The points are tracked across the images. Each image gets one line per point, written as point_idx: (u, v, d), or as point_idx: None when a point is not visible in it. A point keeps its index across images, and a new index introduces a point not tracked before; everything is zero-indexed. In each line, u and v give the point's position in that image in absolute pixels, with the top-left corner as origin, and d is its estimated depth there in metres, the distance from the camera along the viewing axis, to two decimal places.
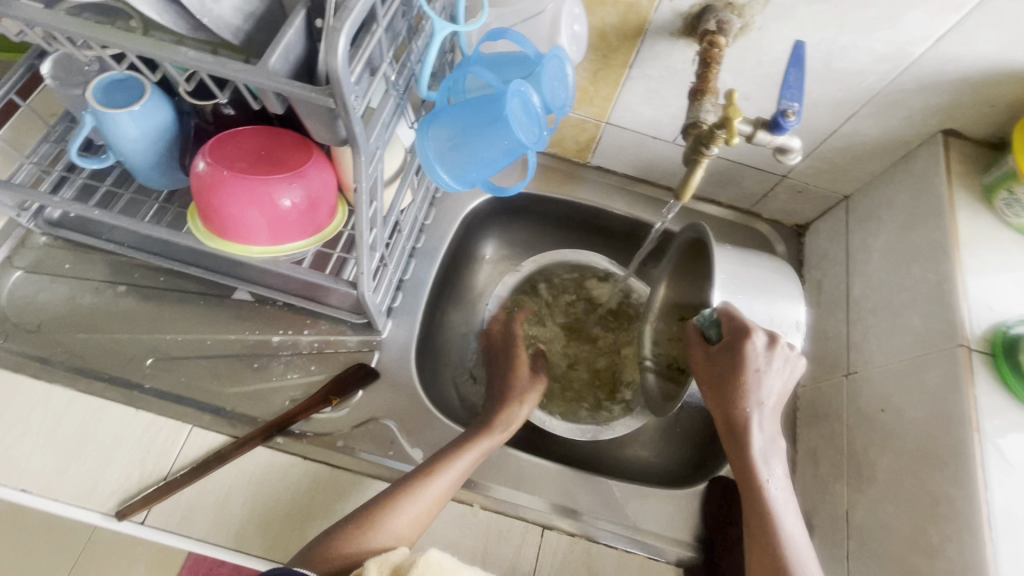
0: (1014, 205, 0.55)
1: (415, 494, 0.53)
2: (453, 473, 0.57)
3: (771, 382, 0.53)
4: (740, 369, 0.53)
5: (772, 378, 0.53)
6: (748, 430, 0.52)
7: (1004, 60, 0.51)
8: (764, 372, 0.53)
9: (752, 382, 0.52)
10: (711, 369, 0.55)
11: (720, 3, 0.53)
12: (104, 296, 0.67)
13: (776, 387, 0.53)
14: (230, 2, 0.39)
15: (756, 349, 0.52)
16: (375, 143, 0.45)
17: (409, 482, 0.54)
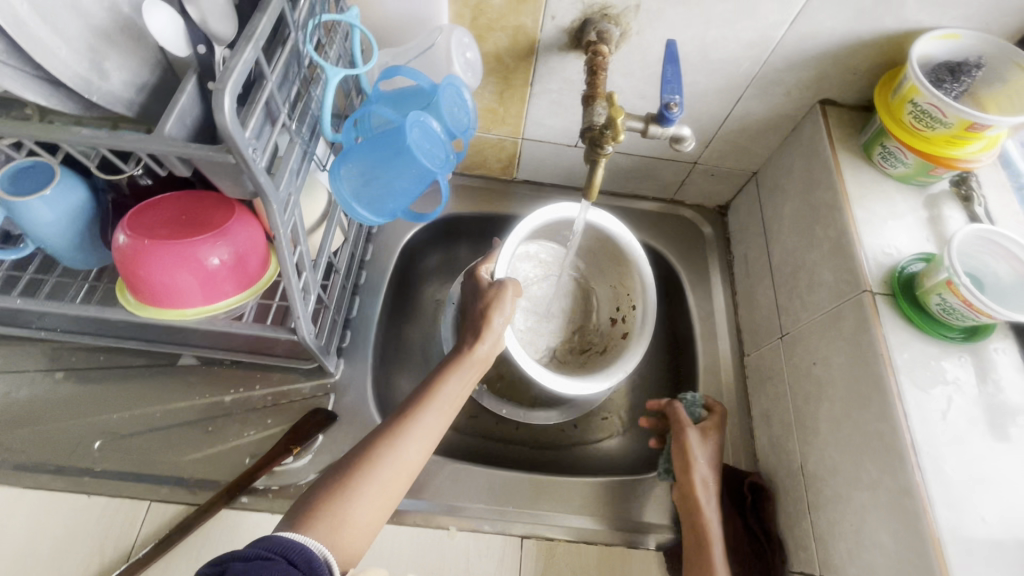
0: (889, 157, 0.60)
1: (398, 440, 0.51)
2: (434, 407, 0.54)
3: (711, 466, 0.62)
4: (694, 457, 0.62)
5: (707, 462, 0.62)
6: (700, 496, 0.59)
7: (853, 31, 0.57)
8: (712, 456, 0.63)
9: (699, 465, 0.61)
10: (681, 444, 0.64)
11: (597, 15, 0.58)
12: (42, 385, 0.65)
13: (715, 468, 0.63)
14: (119, 78, 0.40)
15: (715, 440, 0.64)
16: (286, 190, 0.46)
17: (388, 429, 0.52)
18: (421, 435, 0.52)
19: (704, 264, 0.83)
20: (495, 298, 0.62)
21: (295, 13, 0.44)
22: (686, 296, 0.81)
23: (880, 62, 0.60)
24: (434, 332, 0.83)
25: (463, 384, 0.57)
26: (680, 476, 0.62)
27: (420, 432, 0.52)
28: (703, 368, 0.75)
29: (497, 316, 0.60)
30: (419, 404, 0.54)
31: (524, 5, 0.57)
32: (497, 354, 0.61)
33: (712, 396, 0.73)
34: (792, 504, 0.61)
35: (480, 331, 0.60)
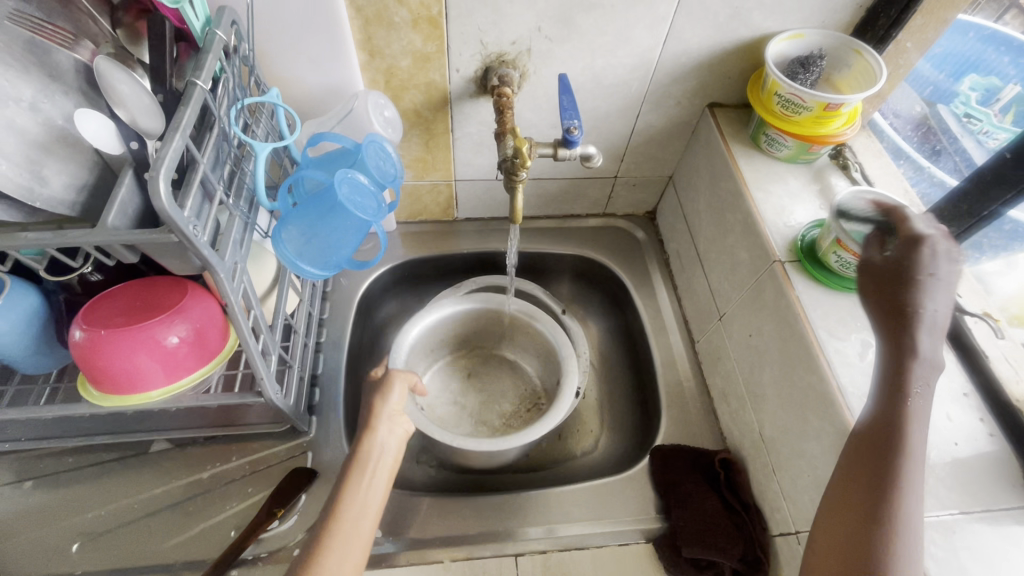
0: (773, 143, 0.68)
1: (322, 560, 0.49)
2: (350, 513, 0.52)
3: (947, 287, 0.45)
4: (930, 277, 0.45)
5: (945, 293, 0.45)
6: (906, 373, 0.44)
7: (718, 43, 0.65)
8: (937, 278, 0.45)
9: (934, 289, 0.45)
10: (881, 280, 0.48)
11: (496, 63, 0.65)
12: (11, 499, 0.65)
13: (940, 297, 0.45)
14: (59, 181, 0.44)
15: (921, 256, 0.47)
16: (231, 260, 0.49)
17: (308, 552, 0.49)
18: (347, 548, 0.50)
19: (645, 266, 0.89)
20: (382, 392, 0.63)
21: (218, 100, 0.49)
22: (633, 298, 0.86)
23: (748, 65, 0.69)
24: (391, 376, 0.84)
25: (373, 482, 0.55)
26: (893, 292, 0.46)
27: (344, 546, 0.50)
28: (661, 361, 0.79)
29: (386, 401, 0.62)
30: (331, 511, 0.52)
31: (430, 63, 0.64)
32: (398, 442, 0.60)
33: (673, 385, 0.77)
34: (760, 470, 0.64)
35: (371, 421, 0.60)
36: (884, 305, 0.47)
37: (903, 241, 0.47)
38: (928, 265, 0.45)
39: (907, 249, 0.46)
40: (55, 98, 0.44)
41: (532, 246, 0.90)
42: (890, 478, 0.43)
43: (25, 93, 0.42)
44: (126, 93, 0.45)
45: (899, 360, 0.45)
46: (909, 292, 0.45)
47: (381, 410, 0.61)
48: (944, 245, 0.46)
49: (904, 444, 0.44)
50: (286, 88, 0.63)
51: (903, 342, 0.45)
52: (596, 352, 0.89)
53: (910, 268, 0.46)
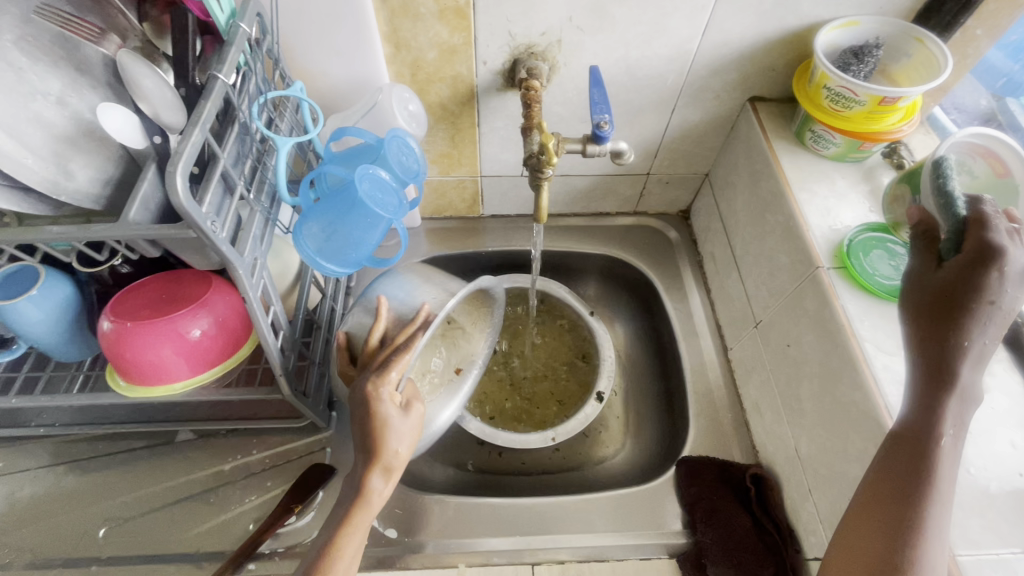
0: (819, 140, 0.64)
1: None
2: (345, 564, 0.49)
3: (1000, 313, 0.41)
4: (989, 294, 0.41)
5: (997, 328, 0.41)
6: (952, 379, 0.41)
7: (762, 32, 0.61)
8: (997, 308, 0.41)
9: (990, 311, 0.41)
10: (939, 285, 0.43)
11: (525, 55, 0.62)
12: (45, 482, 0.67)
13: (999, 322, 0.41)
14: (85, 175, 0.44)
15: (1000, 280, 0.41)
16: (251, 256, 0.49)
17: None
18: None
19: (676, 268, 0.85)
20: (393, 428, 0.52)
21: (241, 94, 0.49)
22: (663, 301, 0.82)
23: (794, 57, 0.65)
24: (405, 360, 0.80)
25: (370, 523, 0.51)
26: (939, 305, 0.42)
27: None
28: (690, 368, 0.75)
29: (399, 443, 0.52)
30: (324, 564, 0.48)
31: (456, 56, 0.62)
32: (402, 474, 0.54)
33: (702, 394, 0.73)
34: (794, 489, 0.60)
35: (382, 462, 0.51)
36: (922, 311, 0.43)
37: (964, 255, 0.43)
38: (991, 287, 0.41)
39: (974, 258, 0.42)
40: (82, 92, 0.44)
41: (558, 245, 0.87)
42: (922, 498, 0.40)
43: (53, 87, 0.43)
44: (149, 88, 0.44)
45: (941, 377, 0.41)
46: (960, 304, 0.41)
47: (387, 458, 0.51)
48: (1019, 267, 0.41)
49: (937, 462, 0.40)
50: (311, 82, 0.62)
51: (948, 355, 0.41)
52: (622, 355, 0.86)
53: (968, 280, 0.42)
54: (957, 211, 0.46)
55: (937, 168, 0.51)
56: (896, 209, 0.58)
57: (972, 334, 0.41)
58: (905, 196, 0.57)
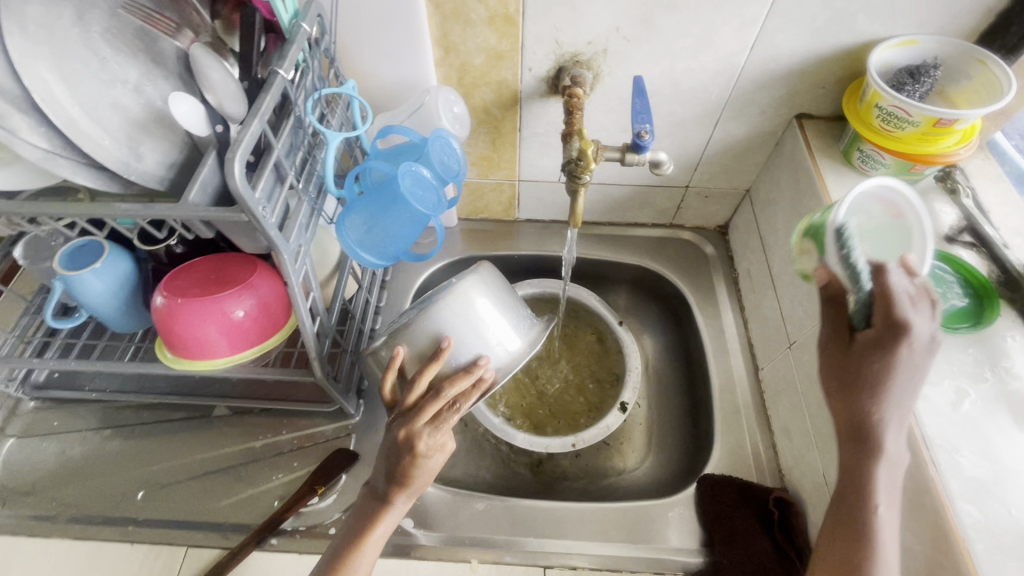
0: (867, 161, 0.62)
1: None
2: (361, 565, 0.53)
3: (914, 377, 0.42)
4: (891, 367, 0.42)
5: (910, 398, 0.43)
6: (882, 443, 0.43)
7: (813, 49, 0.60)
8: (909, 382, 0.42)
9: (893, 383, 0.42)
10: (847, 360, 0.45)
11: (570, 63, 0.63)
12: (92, 443, 0.71)
13: (910, 388, 0.42)
14: (153, 158, 0.47)
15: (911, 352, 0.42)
16: (296, 242, 0.51)
17: None
18: None
19: (710, 283, 0.84)
20: (423, 468, 0.53)
21: (297, 89, 0.51)
22: (694, 316, 0.82)
23: (846, 74, 0.63)
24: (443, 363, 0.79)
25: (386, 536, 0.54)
26: (858, 384, 0.44)
27: None
28: (718, 385, 0.74)
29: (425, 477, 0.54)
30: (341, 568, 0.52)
31: (503, 61, 0.64)
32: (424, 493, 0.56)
33: (730, 413, 0.72)
34: (820, 517, 0.58)
35: (407, 489, 0.53)
36: (835, 382, 0.46)
37: (873, 330, 0.43)
38: (898, 359, 0.42)
39: (880, 330, 0.43)
40: (156, 82, 0.48)
41: (592, 252, 0.88)
42: (862, 571, 0.42)
43: (131, 76, 0.46)
44: (216, 79, 0.48)
45: (867, 450, 0.43)
46: (863, 378, 0.43)
47: (413, 488, 0.54)
48: (925, 344, 0.42)
49: (874, 535, 0.43)
50: (363, 81, 0.65)
51: (867, 427, 0.43)
52: (650, 367, 0.86)
53: (866, 355, 0.43)
54: (863, 292, 0.45)
55: (838, 238, 0.47)
56: (803, 260, 0.55)
57: (887, 404, 0.43)
58: (811, 251, 0.53)
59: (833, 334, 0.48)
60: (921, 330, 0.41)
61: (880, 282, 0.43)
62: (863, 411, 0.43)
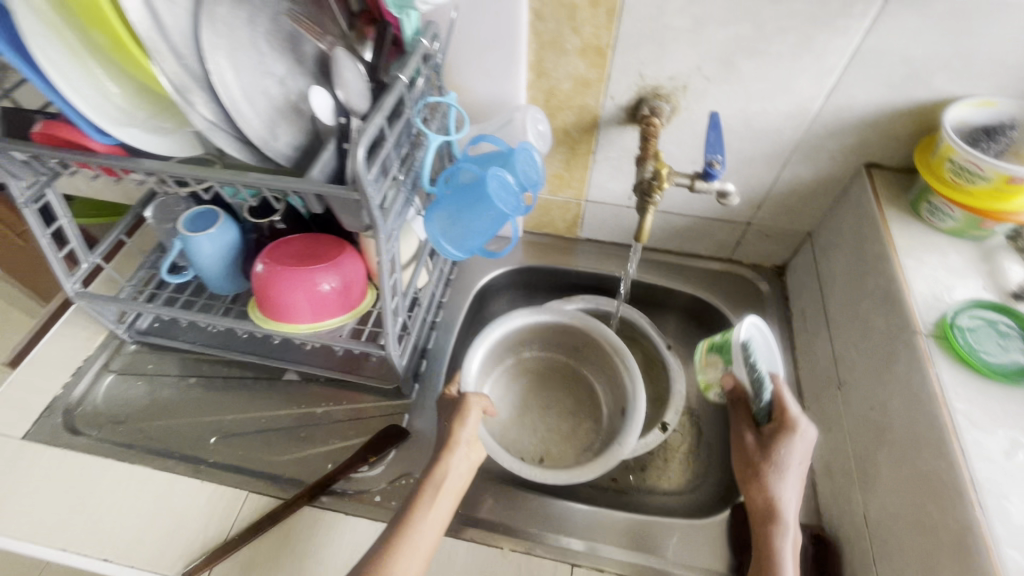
0: (936, 213, 0.64)
1: (391, 559, 0.52)
2: (420, 528, 0.55)
3: (801, 469, 0.58)
4: (787, 455, 0.58)
5: (795, 483, 0.57)
6: (784, 518, 0.55)
7: (888, 101, 0.63)
8: (794, 472, 0.58)
9: (791, 469, 0.57)
10: (758, 451, 0.60)
11: (650, 95, 0.69)
12: (178, 388, 0.80)
13: (796, 476, 0.58)
14: (285, 140, 0.55)
15: (799, 445, 0.58)
16: (391, 226, 0.58)
17: (377, 551, 0.53)
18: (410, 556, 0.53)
19: (762, 320, 0.85)
20: (463, 425, 0.64)
21: (412, 94, 0.59)
22: None
23: (919, 129, 0.66)
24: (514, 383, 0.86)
25: (443, 502, 0.58)
26: (758, 466, 0.59)
27: (408, 557, 0.53)
28: None
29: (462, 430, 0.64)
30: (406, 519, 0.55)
31: (588, 88, 0.70)
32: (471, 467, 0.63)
33: None
34: (857, 557, 0.58)
35: (448, 443, 0.63)
36: (747, 471, 0.60)
37: (776, 426, 0.60)
38: (793, 450, 0.58)
39: (779, 427, 0.60)
40: (297, 78, 0.56)
41: (647, 277, 0.91)
42: None
43: (279, 70, 0.55)
44: (348, 78, 0.55)
45: (770, 518, 0.55)
46: (767, 465, 0.58)
47: (455, 443, 0.62)
48: (805, 438, 0.59)
49: None
50: (460, 95, 0.72)
51: (772, 504, 0.56)
52: (693, 395, 0.87)
53: (770, 447, 0.59)
54: (764, 400, 0.62)
55: (745, 356, 0.63)
56: (708, 371, 0.73)
57: (785, 485, 0.56)
58: (719, 364, 0.70)
59: (743, 426, 0.64)
60: (806, 427, 0.59)
61: (776, 394, 0.62)
62: (768, 491, 0.57)
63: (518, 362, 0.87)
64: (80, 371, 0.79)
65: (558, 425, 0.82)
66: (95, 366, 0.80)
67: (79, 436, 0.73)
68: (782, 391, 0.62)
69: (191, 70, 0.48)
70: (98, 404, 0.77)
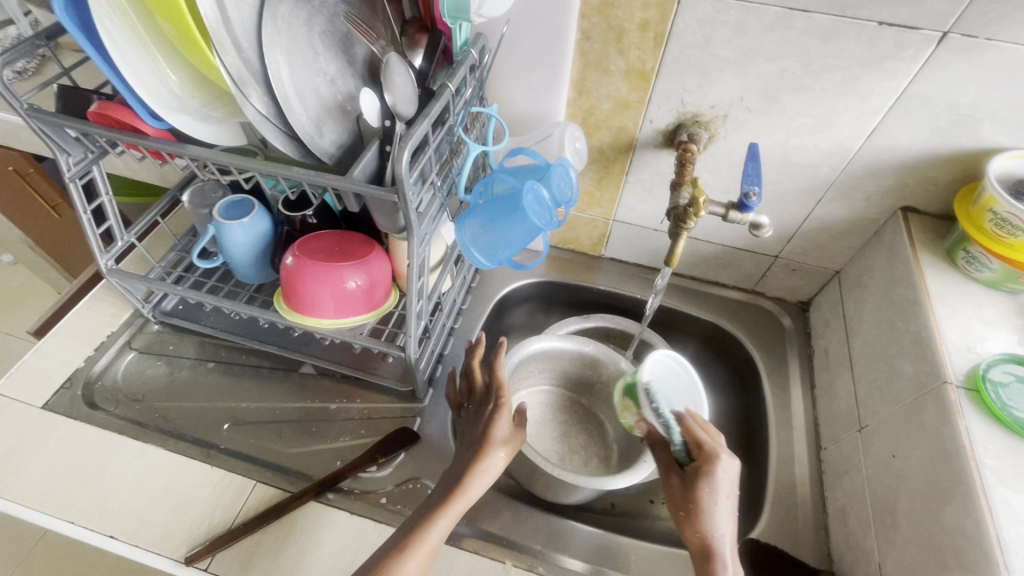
0: (973, 262, 0.64)
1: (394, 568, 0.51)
2: (429, 541, 0.54)
3: (731, 502, 0.55)
4: (714, 490, 0.54)
5: (728, 518, 0.54)
6: (720, 558, 0.51)
7: (930, 146, 0.63)
8: (723, 505, 0.54)
9: (721, 504, 0.54)
10: (685, 489, 0.56)
11: (689, 121, 0.69)
12: (196, 371, 0.80)
13: (727, 510, 0.54)
14: (329, 138, 0.56)
15: (721, 478, 0.55)
16: (424, 231, 0.59)
17: (384, 558, 0.52)
18: (415, 566, 0.52)
19: (783, 354, 0.84)
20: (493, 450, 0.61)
21: (457, 103, 0.59)
22: (761, 383, 0.82)
23: (960, 176, 0.65)
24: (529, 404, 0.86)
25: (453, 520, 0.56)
26: (690, 507, 0.54)
27: (413, 565, 0.52)
28: (776, 456, 0.74)
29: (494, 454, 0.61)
30: (413, 536, 0.54)
31: (628, 110, 0.70)
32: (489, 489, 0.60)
33: (785, 486, 0.71)
34: None
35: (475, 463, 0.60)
36: (679, 511, 0.56)
37: (696, 464, 0.56)
38: (719, 486, 0.55)
39: (700, 465, 0.56)
40: (346, 79, 0.58)
41: (669, 301, 0.91)
42: None
43: (330, 70, 0.56)
44: (398, 83, 0.56)
45: (706, 557, 0.52)
46: (696, 504, 0.54)
47: (482, 467, 0.59)
48: (727, 474, 0.55)
49: None
50: (501, 107, 0.73)
51: (706, 543, 0.52)
52: None
53: (694, 482, 0.55)
54: (678, 442, 0.59)
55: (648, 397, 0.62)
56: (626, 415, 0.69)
57: (718, 524, 0.53)
58: (633, 409, 0.67)
59: (670, 471, 0.60)
60: (726, 460, 0.55)
61: (686, 433, 0.59)
62: (704, 532, 0.53)
63: (540, 388, 0.87)
64: (103, 346, 0.80)
65: (569, 455, 0.82)
66: (117, 342, 0.81)
67: (96, 411, 0.74)
68: (691, 426, 0.59)
69: (249, 64, 0.49)
70: (117, 380, 0.78)
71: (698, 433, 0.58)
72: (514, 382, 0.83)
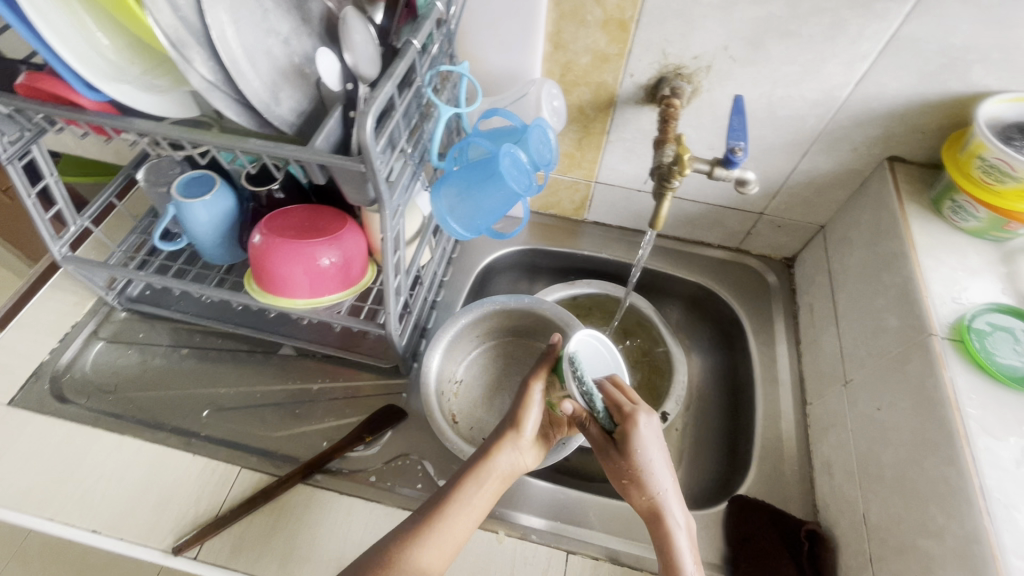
0: (959, 211, 0.63)
1: (417, 547, 0.52)
2: (456, 514, 0.55)
3: (664, 454, 0.56)
4: (642, 450, 0.55)
5: (667, 470, 0.56)
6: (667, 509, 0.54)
7: (920, 93, 0.60)
8: (658, 459, 0.55)
9: (653, 461, 0.55)
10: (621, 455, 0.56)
11: (672, 75, 0.66)
12: (170, 358, 0.78)
13: (662, 462, 0.56)
14: (288, 105, 0.52)
15: (647, 437, 0.55)
16: (397, 201, 0.55)
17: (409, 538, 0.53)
18: (440, 543, 0.53)
19: (768, 311, 0.84)
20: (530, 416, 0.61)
21: (423, 63, 0.55)
22: (747, 341, 0.82)
23: (947, 123, 0.63)
24: (489, 362, 0.83)
25: (481, 493, 0.57)
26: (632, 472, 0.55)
27: (440, 542, 0.53)
28: (763, 413, 0.74)
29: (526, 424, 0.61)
30: (440, 510, 0.55)
31: (607, 64, 0.67)
32: (520, 465, 0.60)
33: (771, 440, 0.72)
34: (851, 554, 0.58)
35: (504, 437, 0.60)
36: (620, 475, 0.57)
37: (621, 429, 0.55)
38: (646, 445, 0.55)
39: (623, 430, 0.55)
40: (302, 38, 0.53)
41: (654, 263, 0.89)
42: None
43: (283, 29, 0.51)
44: (358, 41, 0.52)
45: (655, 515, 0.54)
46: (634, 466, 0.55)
47: (515, 435, 0.60)
48: (654, 432, 0.55)
49: None
50: (472, 65, 0.69)
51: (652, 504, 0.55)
52: (694, 385, 0.87)
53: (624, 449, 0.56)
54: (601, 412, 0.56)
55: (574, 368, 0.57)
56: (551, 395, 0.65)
57: (658, 480, 0.55)
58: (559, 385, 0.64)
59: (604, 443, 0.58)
60: (645, 413, 0.55)
61: (606, 401, 0.57)
62: (648, 492, 0.55)
63: (495, 350, 0.84)
64: (68, 337, 0.76)
65: None
66: (83, 333, 0.78)
67: (67, 404, 0.71)
68: (610, 392, 0.57)
69: (188, 23, 0.44)
70: (85, 372, 0.75)
71: (618, 398, 0.57)
72: (471, 339, 0.81)
